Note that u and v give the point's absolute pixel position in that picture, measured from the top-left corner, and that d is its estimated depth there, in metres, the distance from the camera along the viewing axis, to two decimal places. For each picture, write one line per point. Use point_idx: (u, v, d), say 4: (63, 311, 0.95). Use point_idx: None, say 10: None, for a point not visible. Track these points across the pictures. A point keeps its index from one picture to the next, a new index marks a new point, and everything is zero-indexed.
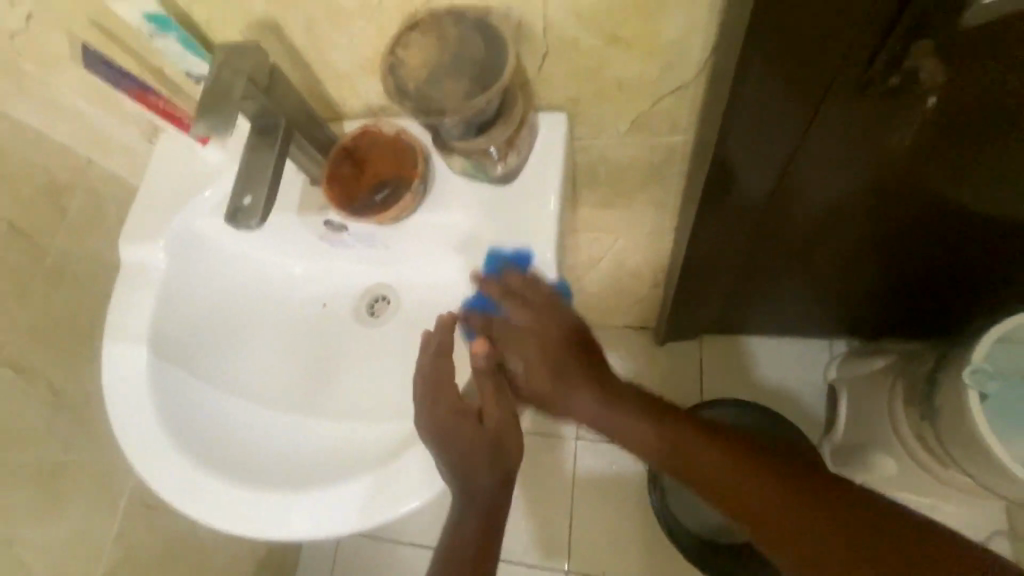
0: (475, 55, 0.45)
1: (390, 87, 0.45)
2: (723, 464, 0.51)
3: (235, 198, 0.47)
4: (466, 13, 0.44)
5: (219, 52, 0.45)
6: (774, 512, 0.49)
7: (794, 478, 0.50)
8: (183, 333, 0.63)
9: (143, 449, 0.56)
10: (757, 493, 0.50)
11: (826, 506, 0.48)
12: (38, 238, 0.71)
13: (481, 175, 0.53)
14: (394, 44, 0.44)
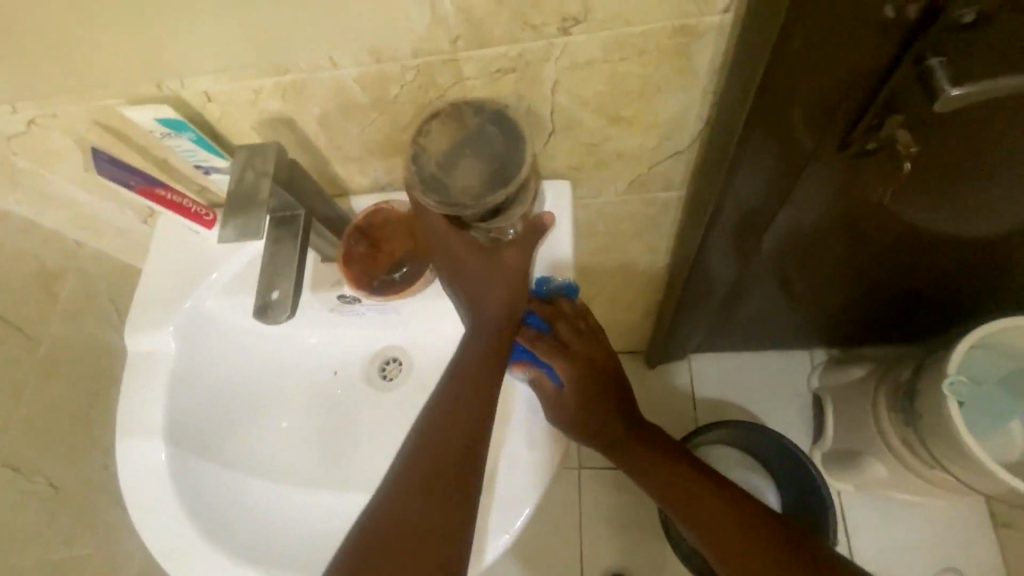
0: (493, 146, 0.47)
1: (413, 176, 0.47)
2: (707, 509, 0.54)
3: (264, 294, 0.49)
4: (484, 105, 0.47)
5: (240, 154, 0.46)
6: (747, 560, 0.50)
7: (774, 537, 0.51)
8: (199, 415, 0.62)
9: (170, 544, 0.54)
10: (734, 539, 0.51)
11: None
12: (30, 329, 0.69)
13: None
14: (416, 134, 0.47)
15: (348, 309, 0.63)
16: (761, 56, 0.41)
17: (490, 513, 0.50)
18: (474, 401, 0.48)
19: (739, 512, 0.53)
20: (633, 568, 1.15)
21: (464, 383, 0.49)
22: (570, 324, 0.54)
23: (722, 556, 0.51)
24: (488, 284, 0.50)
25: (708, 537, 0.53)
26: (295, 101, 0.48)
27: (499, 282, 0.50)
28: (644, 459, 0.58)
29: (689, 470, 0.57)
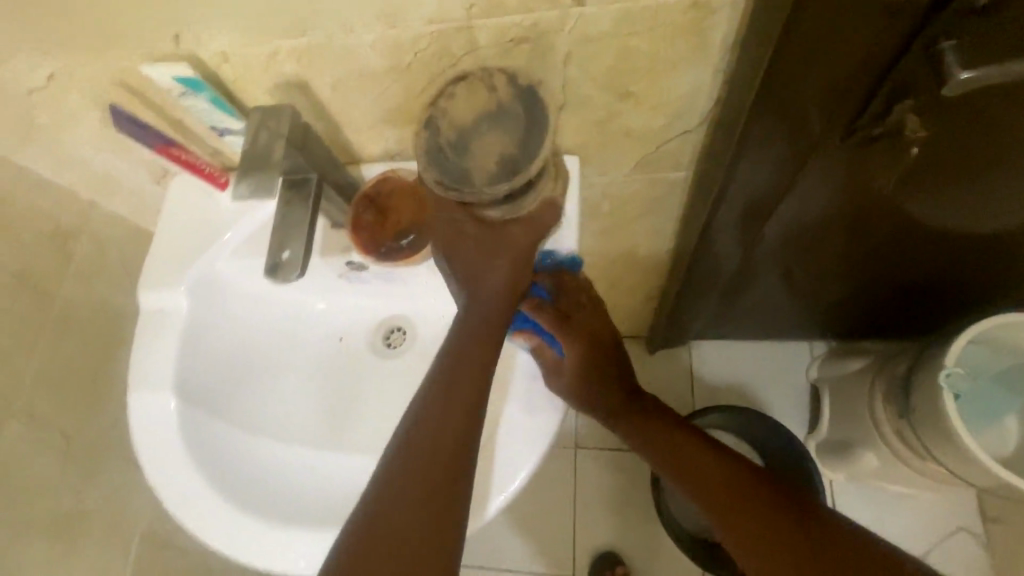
0: (514, 125, 0.40)
1: (421, 140, 0.41)
2: (695, 463, 0.55)
3: (274, 253, 0.50)
4: (515, 78, 0.42)
5: (253, 114, 0.47)
6: (728, 508, 0.51)
7: (758, 488, 0.52)
8: (207, 374, 0.64)
9: (179, 492, 0.56)
10: (718, 489, 0.52)
11: (811, 533, 0.48)
12: (44, 285, 0.70)
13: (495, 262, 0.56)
14: (439, 96, 0.42)
15: (355, 275, 0.64)
16: (772, 34, 0.41)
17: (489, 474, 0.52)
18: (471, 386, 0.47)
19: (727, 467, 0.54)
20: (625, 546, 1.17)
21: (462, 369, 0.47)
22: (571, 297, 0.56)
23: (711, 512, 0.52)
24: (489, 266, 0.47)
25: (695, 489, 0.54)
26: (310, 66, 0.49)
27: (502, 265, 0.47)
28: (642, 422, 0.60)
29: (684, 432, 0.58)
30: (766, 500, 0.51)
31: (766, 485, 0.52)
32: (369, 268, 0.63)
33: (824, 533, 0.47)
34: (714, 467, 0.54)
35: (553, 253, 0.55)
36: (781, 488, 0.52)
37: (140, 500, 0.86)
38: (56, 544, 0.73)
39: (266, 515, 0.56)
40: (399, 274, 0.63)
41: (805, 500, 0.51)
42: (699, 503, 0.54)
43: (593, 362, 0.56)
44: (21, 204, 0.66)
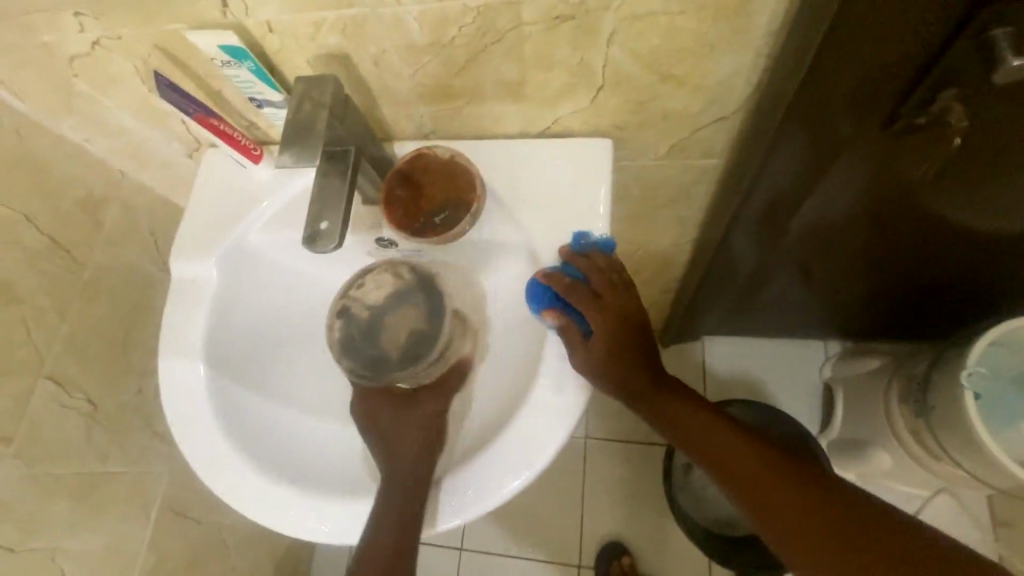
0: None
1: None
2: (728, 450, 0.53)
3: (312, 224, 0.50)
4: None
5: (298, 86, 0.49)
6: (761, 496, 0.50)
7: (794, 476, 0.50)
8: (236, 344, 0.65)
9: (208, 456, 0.57)
10: (746, 466, 0.52)
11: (842, 507, 0.47)
12: (76, 251, 0.71)
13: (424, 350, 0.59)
14: None
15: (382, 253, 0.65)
16: (822, 19, 0.41)
17: (518, 450, 0.53)
18: (417, 486, 0.53)
19: (755, 446, 0.53)
20: (632, 537, 1.18)
21: (409, 473, 0.54)
22: (605, 277, 0.56)
23: (737, 489, 0.52)
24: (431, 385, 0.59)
25: (726, 477, 0.53)
26: (354, 39, 0.49)
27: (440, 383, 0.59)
28: (669, 409, 0.58)
29: (714, 417, 0.56)
30: (807, 489, 0.49)
31: (795, 463, 0.51)
32: (398, 246, 0.63)
33: (855, 508, 0.46)
34: (747, 454, 0.52)
35: (585, 234, 0.57)
36: (810, 466, 0.51)
37: (159, 470, 0.87)
38: (81, 508, 0.74)
39: (294, 482, 0.57)
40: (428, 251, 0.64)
41: (847, 487, 0.49)
42: (725, 480, 0.53)
43: (621, 344, 0.56)
44: (56, 171, 0.67)
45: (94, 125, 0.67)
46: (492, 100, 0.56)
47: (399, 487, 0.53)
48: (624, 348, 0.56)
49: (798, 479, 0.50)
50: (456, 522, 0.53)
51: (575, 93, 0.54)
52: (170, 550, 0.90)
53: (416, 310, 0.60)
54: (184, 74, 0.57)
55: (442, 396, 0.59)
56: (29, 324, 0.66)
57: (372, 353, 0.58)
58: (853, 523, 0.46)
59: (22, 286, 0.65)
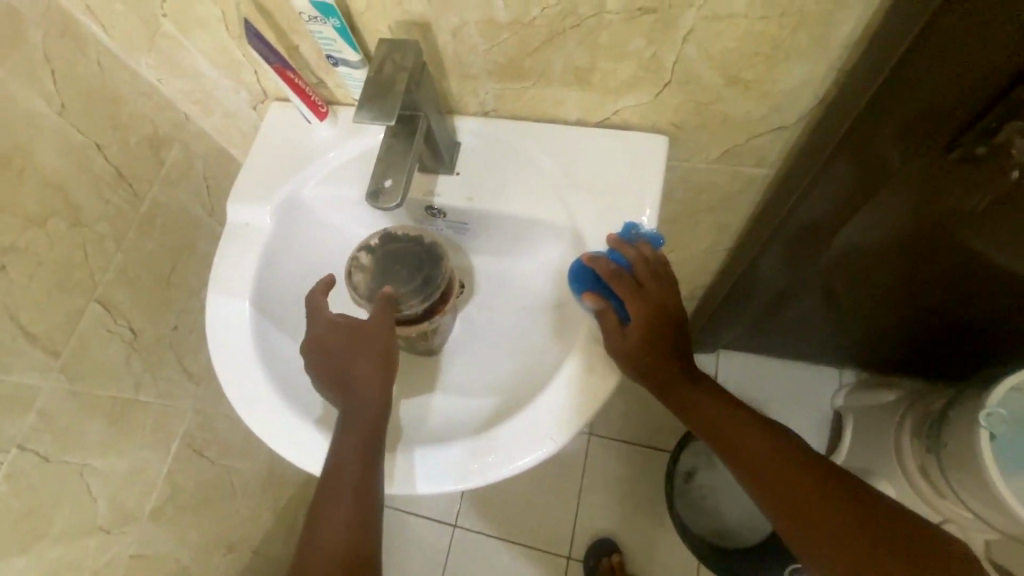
0: None
1: None
2: (754, 447, 0.53)
3: (378, 181, 0.52)
4: None
5: (380, 49, 0.51)
6: (781, 486, 0.51)
7: (814, 470, 0.51)
8: (279, 290, 0.67)
9: (247, 389, 0.60)
10: (768, 457, 0.52)
11: (851, 500, 0.49)
12: (136, 185, 0.74)
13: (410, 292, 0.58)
14: None
15: (429, 221, 0.68)
16: (903, 39, 0.42)
17: (548, 422, 0.55)
18: (369, 433, 0.53)
19: (777, 438, 0.53)
20: (624, 536, 1.19)
21: (372, 396, 0.54)
22: (650, 267, 0.57)
23: (755, 480, 0.52)
24: (362, 361, 0.55)
25: (744, 468, 0.53)
26: (438, 8, 0.51)
27: (374, 361, 0.55)
28: (695, 401, 0.57)
29: (737, 410, 0.56)
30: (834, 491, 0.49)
31: (812, 456, 0.52)
32: (446, 216, 0.66)
33: (862, 502, 0.49)
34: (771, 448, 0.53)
35: (635, 226, 0.59)
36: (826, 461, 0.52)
37: (183, 407, 0.90)
38: (111, 430, 0.77)
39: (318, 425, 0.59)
40: (475, 224, 0.66)
41: (872, 492, 0.50)
42: (742, 471, 0.53)
43: (657, 334, 0.56)
44: (126, 104, 0.70)
45: (169, 68, 0.71)
46: (558, 84, 0.58)
47: (359, 412, 0.54)
48: (655, 336, 0.56)
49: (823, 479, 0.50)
50: (467, 485, 0.55)
51: (641, 86, 0.56)
52: (184, 484, 0.93)
53: (415, 262, 0.59)
54: (267, 23, 0.59)
55: (385, 354, 0.56)
56: (88, 246, 0.69)
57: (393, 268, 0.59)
58: (862, 516, 0.48)
59: (85, 210, 0.68)
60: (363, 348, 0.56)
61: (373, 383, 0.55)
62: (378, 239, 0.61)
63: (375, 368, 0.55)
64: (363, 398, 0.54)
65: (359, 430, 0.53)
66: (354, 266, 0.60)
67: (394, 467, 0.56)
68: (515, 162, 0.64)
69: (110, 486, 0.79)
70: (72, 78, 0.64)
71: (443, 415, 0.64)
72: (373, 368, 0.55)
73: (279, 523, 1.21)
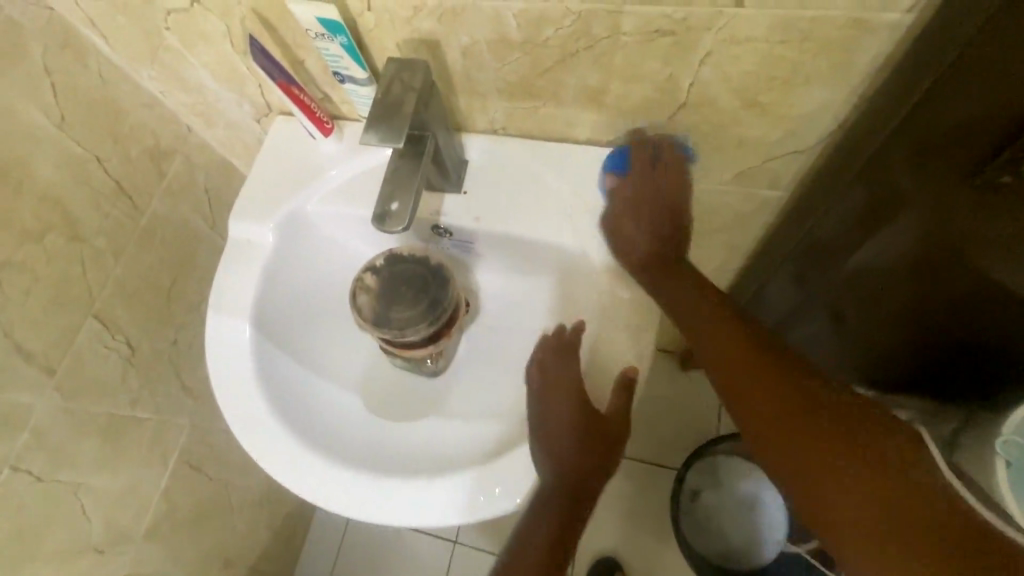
0: None
1: None
2: (794, 411, 0.48)
3: (384, 203, 0.50)
4: None
5: (388, 67, 0.49)
6: (783, 424, 0.48)
7: (825, 413, 0.47)
8: (282, 310, 0.66)
9: (246, 414, 0.59)
10: (775, 404, 0.49)
11: (861, 454, 0.44)
12: (137, 199, 0.73)
13: (416, 315, 0.56)
14: None
15: (435, 240, 0.67)
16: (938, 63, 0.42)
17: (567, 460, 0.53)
18: (560, 509, 0.53)
19: (793, 385, 0.50)
20: (628, 555, 1.17)
21: (574, 471, 0.53)
22: (649, 152, 0.57)
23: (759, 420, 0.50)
24: (586, 435, 0.53)
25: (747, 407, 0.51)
26: (448, 26, 0.50)
27: (603, 435, 0.53)
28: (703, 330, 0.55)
29: (785, 368, 0.50)
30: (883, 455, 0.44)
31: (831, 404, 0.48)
32: (452, 235, 0.64)
33: (874, 456, 0.44)
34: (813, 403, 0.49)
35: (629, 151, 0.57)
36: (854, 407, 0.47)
37: (181, 422, 0.88)
38: (106, 447, 0.76)
39: (318, 454, 0.57)
40: (482, 243, 0.64)
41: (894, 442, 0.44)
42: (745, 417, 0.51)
43: (658, 178, 0.58)
44: (128, 117, 0.69)
45: (172, 80, 0.69)
46: (570, 104, 0.56)
47: (568, 488, 0.53)
48: (656, 265, 0.57)
49: (874, 442, 0.44)
50: (469, 518, 0.53)
51: (655, 107, 0.54)
52: (181, 500, 0.91)
53: (422, 283, 0.57)
54: (273, 38, 0.58)
55: (566, 424, 0.54)
56: (85, 261, 0.68)
57: (400, 290, 0.56)
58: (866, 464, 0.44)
59: (84, 224, 0.67)
60: (594, 423, 0.53)
61: (582, 459, 0.53)
62: (382, 260, 0.58)
63: (597, 440, 0.53)
64: (557, 478, 0.52)
65: (561, 509, 0.53)
66: (358, 287, 0.57)
67: (397, 501, 0.54)
68: (524, 183, 0.62)
69: (104, 505, 0.77)
70: (73, 92, 0.63)
71: (446, 440, 0.62)
72: (577, 444, 0.53)
73: (278, 537, 1.19)
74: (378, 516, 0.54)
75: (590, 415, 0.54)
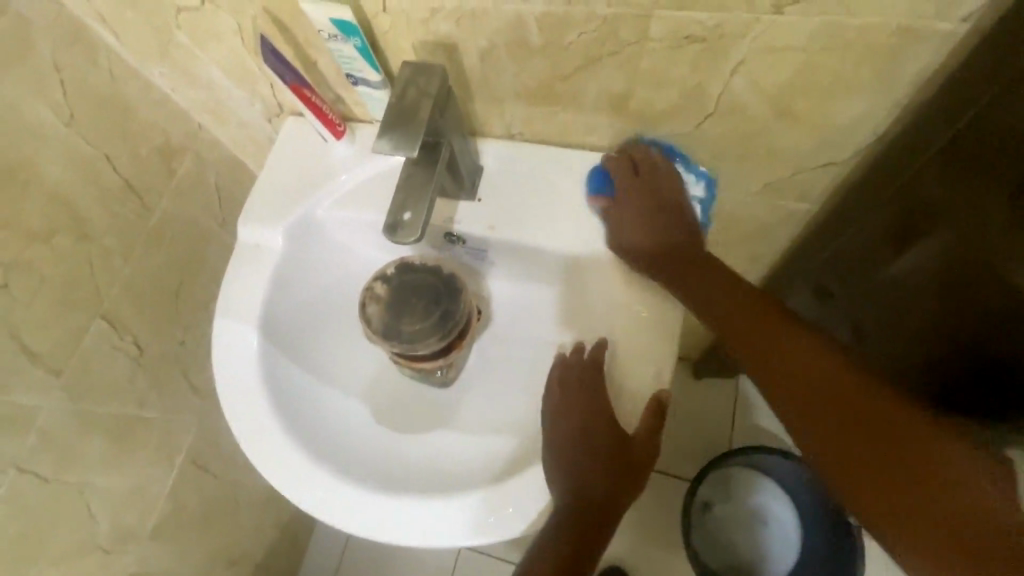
0: None
1: None
2: (849, 398, 0.48)
3: (395, 213, 0.49)
4: None
5: (403, 71, 0.48)
6: (825, 424, 0.48)
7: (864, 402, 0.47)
8: (290, 315, 0.64)
9: (252, 423, 0.57)
10: (822, 398, 0.48)
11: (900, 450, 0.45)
12: (147, 198, 0.72)
13: (426, 329, 0.54)
14: None
15: (447, 248, 0.65)
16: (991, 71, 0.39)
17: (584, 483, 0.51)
18: (580, 532, 0.50)
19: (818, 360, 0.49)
20: (636, 565, 1.15)
21: (592, 492, 0.51)
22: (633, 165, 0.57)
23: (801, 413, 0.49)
24: (608, 454, 0.51)
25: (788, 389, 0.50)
26: (466, 29, 0.48)
27: (626, 456, 0.51)
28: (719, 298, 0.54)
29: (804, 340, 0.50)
30: (927, 445, 0.45)
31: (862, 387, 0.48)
32: (465, 243, 0.63)
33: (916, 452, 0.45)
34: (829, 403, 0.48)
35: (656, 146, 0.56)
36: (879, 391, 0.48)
37: (189, 422, 0.87)
38: (114, 447, 0.75)
39: (323, 467, 0.56)
40: (495, 252, 0.63)
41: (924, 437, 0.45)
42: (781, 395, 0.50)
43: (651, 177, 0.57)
44: (139, 115, 0.68)
45: (183, 78, 0.68)
46: (592, 110, 0.54)
47: (587, 508, 0.50)
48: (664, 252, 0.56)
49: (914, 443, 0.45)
50: (477, 539, 0.51)
51: (681, 116, 0.52)
52: (188, 499, 0.91)
53: (433, 295, 0.55)
54: (285, 37, 0.56)
55: (587, 442, 0.52)
56: (94, 262, 0.67)
57: (410, 302, 0.55)
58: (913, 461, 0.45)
59: (93, 224, 0.66)
60: (617, 443, 0.51)
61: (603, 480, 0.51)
62: (393, 268, 0.56)
63: (620, 462, 0.51)
64: (576, 497, 0.50)
65: (581, 531, 0.50)
66: (368, 297, 0.55)
67: (403, 518, 0.53)
68: (541, 191, 0.60)
69: (111, 504, 0.77)
70: (84, 91, 0.62)
71: (454, 454, 0.60)
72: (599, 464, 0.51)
73: (283, 536, 1.19)
74: (384, 533, 0.53)
75: (613, 433, 0.52)
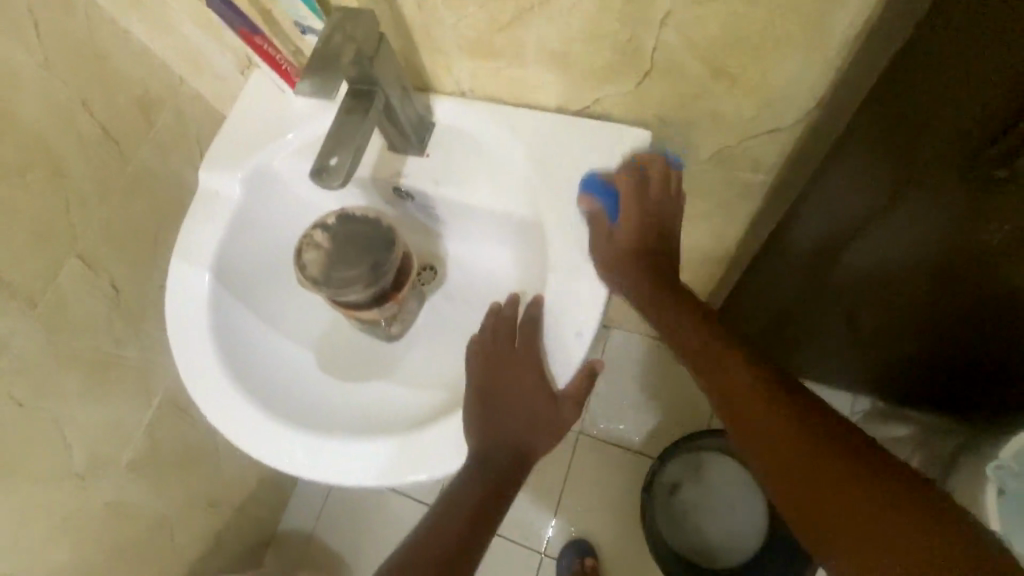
0: None
1: None
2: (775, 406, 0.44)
3: (322, 157, 0.49)
4: None
5: (335, 15, 0.48)
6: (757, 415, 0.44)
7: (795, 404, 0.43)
8: (244, 261, 0.66)
9: (195, 359, 0.60)
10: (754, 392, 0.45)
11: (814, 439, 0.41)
12: (125, 144, 0.75)
13: (363, 274, 0.55)
14: None
15: (399, 203, 0.66)
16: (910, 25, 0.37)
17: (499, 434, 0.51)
18: (493, 474, 0.51)
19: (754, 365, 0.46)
20: (603, 540, 1.16)
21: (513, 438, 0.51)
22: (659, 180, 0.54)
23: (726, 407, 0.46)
24: (531, 404, 0.52)
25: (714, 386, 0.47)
26: None
27: (547, 406, 0.51)
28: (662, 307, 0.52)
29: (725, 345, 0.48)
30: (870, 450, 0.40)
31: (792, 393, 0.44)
32: (414, 199, 0.63)
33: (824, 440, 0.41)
34: (758, 399, 0.44)
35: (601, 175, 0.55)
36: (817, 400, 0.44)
37: (167, 366, 0.92)
38: (90, 381, 0.80)
39: (258, 406, 0.58)
40: (443, 211, 0.63)
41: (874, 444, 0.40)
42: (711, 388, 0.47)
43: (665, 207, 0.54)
44: (116, 62, 0.70)
45: (157, 25, 0.70)
46: (534, 66, 0.53)
47: (506, 453, 0.51)
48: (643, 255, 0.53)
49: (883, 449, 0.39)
50: (389, 484, 0.53)
51: (621, 73, 0.50)
52: (167, 439, 0.95)
53: (372, 243, 0.56)
54: None
55: (513, 390, 0.52)
56: (69, 203, 0.70)
57: (348, 248, 0.56)
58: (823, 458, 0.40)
59: (68, 165, 0.69)
60: (541, 392, 0.51)
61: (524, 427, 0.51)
62: (334, 218, 0.57)
63: (541, 412, 0.51)
64: (491, 440, 0.51)
65: (492, 475, 0.51)
66: (307, 243, 0.57)
67: (327, 458, 0.55)
68: (487, 151, 0.60)
69: (87, 435, 0.82)
70: (59, 34, 0.64)
71: (390, 404, 0.62)
72: (522, 414, 0.52)
73: (265, 485, 1.24)
74: (309, 471, 0.55)
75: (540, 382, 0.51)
